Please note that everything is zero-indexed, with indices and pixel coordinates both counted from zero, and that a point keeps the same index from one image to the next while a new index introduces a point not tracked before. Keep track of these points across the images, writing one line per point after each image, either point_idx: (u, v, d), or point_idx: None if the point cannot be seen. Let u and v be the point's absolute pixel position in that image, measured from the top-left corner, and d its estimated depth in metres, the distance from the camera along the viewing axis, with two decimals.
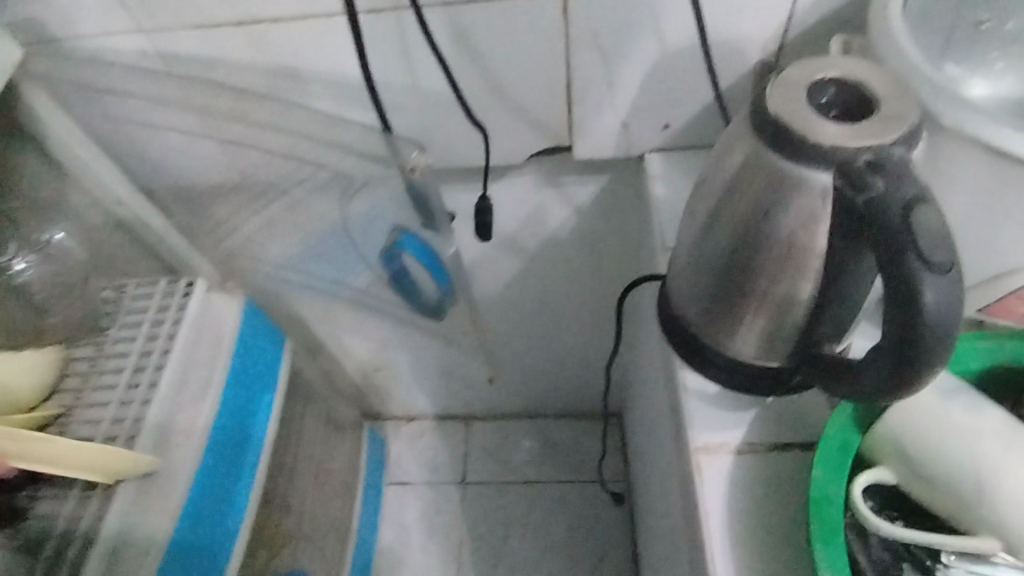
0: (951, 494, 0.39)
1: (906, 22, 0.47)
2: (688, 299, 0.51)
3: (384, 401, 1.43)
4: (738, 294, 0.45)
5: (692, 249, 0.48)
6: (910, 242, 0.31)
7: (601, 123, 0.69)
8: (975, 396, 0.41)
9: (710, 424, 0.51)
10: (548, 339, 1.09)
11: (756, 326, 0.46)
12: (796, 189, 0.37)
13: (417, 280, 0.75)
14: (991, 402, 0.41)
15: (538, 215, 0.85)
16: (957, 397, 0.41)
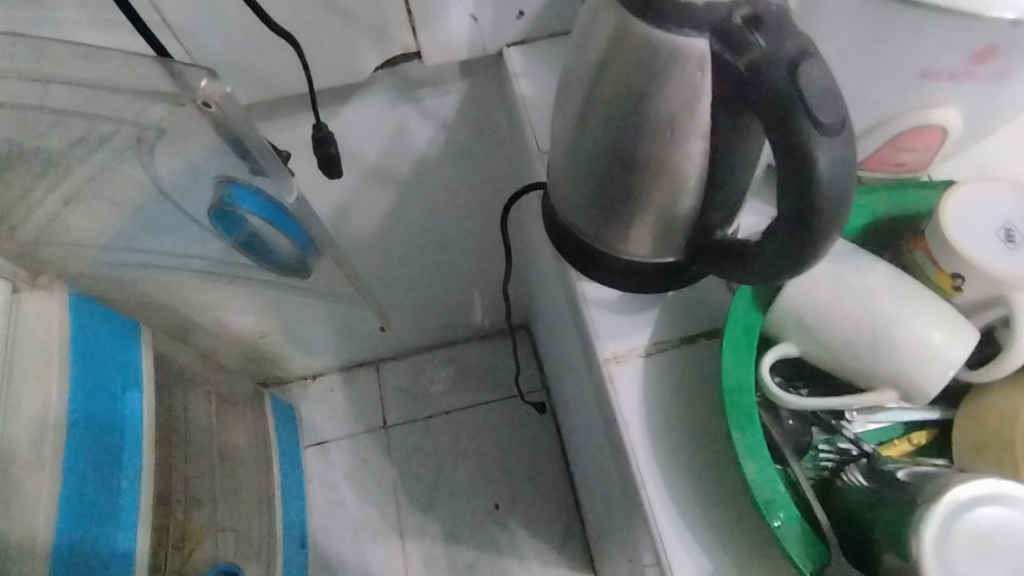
0: (844, 352, 0.39)
1: None
2: (574, 204, 0.47)
3: (281, 364, 1.33)
4: (621, 191, 0.42)
5: (572, 149, 0.43)
6: (798, 105, 0.29)
7: (450, 20, 0.60)
8: (863, 258, 0.40)
9: (614, 330, 0.49)
10: (440, 267, 1.04)
11: (650, 225, 0.43)
12: (673, 62, 0.34)
13: (262, 236, 0.66)
14: (874, 258, 0.41)
15: (401, 137, 0.76)
16: (848, 263, 0.40)
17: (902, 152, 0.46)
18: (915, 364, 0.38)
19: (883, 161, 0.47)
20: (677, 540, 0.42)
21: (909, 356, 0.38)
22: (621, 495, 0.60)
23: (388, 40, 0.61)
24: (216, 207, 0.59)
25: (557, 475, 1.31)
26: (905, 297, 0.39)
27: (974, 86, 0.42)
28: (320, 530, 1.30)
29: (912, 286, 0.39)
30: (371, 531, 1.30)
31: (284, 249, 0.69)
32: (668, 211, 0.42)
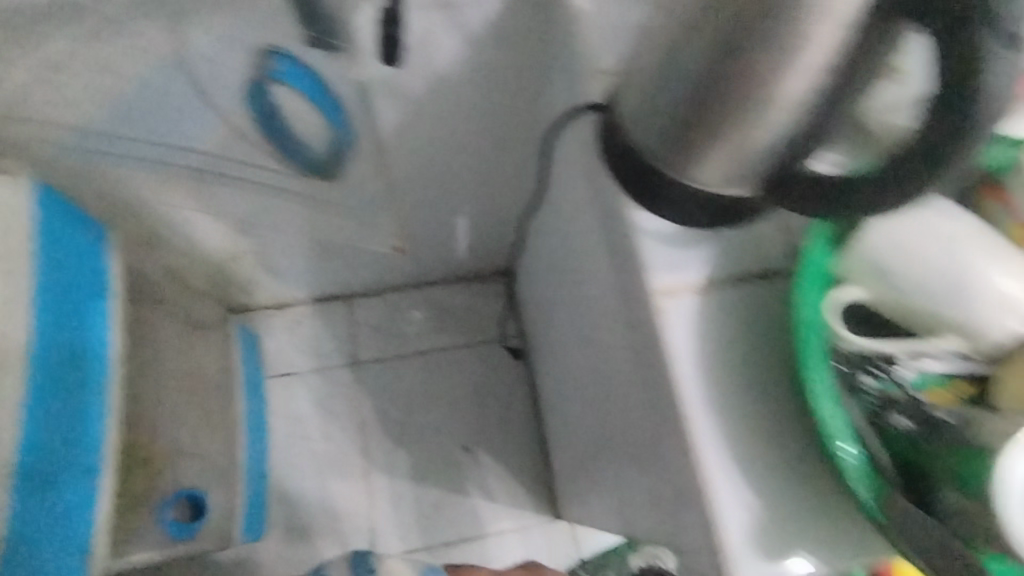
0: (923, 301, 0.39)
1: None
2: (651, 123, 0.44)
3: (250, 291, 1.25)
4: (719, 111, 0.39)
5: (669, 56, 0.40)
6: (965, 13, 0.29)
7: None
8: (954, 211, 0.41)
9: (670, 263, 0.47)
10: (438, 199, 0.99)
11: (737, 151, 0.41)
12: None
13: (293, 113, 0.66)
14: (964, 210, 0.41)
15: (426, 49, 0.70)
16: (940, 212, 0.40)
17: None
18: (994, 318, 0.38)
19: None
20: (725, 476, 0.42)
21: (990, 311, 0.38)
22: (638, 436, 0.60)
23: None
24: (252, 79, 0.61)
25: (527, 423, 1.32)
26: (989, 250, 0.39)
27: None
28: (281, 464, 1.27)
29: (996, 243, 0.39)
30: (335, 468, 1.27)
31: (309, 124, 0.68)
32: (760, 135, 0.39)
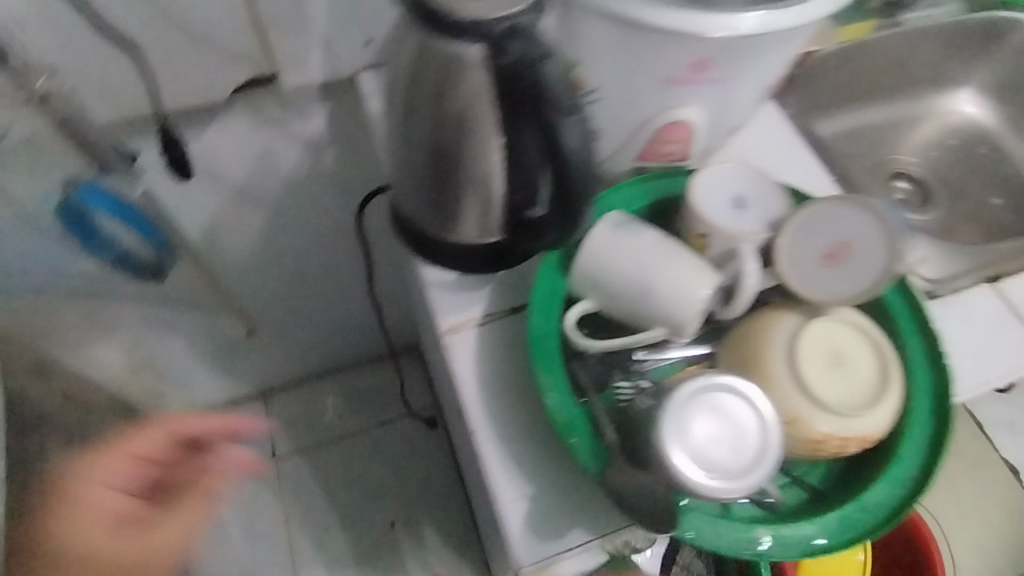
0: (626, 302, 0.49)
1: None
2: (410, 195, 0.53)
3: (158, 402, 1.25)
4: (443, 180, 0.49)
5: (400, 145, 0.50)
6: (542, 96, 0.38)
7: (304, 50, 0.65)
8: (637, 228, 0.50)
9: (454, 305, 0.57)
10: (320, 287, 1.06)
11: (472, 210, 0.51)
12: (456, 69, 0.40)
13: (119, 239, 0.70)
14: (647, 225, 0.51)
15: (270, 158, 0.80)
16: (626, 232, 0.50)
17: (664, 144, 0.54)
18: (679, 306, 0.48)
19: (657, 152, 0.55)
20: (502, 474, 0.50)
21: (671, 302, 0.48)
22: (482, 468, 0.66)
23: (243, 63, 0.64)
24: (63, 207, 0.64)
25: (452, 490, 1.34)
26: (666, 255, 0.49)
27: (701, 88, 0.49)
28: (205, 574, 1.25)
29: (674, 247, 0.50)
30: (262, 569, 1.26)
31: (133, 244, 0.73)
32: (480, 195, 0.49)
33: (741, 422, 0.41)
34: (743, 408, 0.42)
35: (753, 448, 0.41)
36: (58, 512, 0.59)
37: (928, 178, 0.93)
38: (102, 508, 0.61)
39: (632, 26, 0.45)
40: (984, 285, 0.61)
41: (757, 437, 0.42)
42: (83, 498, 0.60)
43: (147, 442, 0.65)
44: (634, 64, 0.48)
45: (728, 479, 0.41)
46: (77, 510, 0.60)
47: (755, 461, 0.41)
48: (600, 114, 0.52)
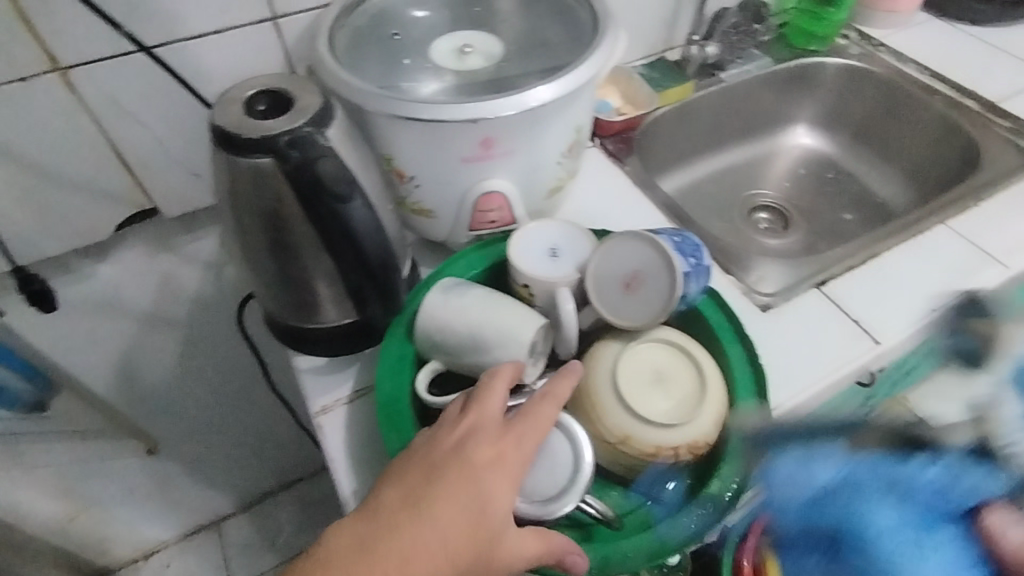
0: (462, 355, 0.54)
1: (346, 47, 0.59)
2: (265, 293, 0.59)
3: (98, 551, 1.20)
4: (285, 274, 0.55)
5: (242, 250, 0.55)
6: (319, 189, 0.44)
7: (177, 182, 0.72)
8: (465, 286, 0.56)
9: (323, 388, 0.61)
10: (247, 401, 1.07)
11: (319, 297, 0.56)
12: (258, 179, 0.47)
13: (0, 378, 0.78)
14: (473, 284, 0.57)
15: (170, 283, 0.85)
16: (456, 292, 0.56)
17: (487, 214, 0.61)
18: (506, 350, 0.53)
19: (486, 221, 0.62)
20: None
21: (500, 349, 0.53)
22: None
23: (122, 201, 0.71)
24: None
25: None
26: (489, 305, 0.54)
27: (498, 162, 0.57)
28: None
29: (500, 298, 0.55)
30: None
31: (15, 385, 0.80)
32: (319, 283, 0.55)
33: (555, 451, 0.48)
34: (557, 434, 0.49)
35: (566, 472, 0.47)
36: (471, 474, 0.44)
37: (785, 206, 1.02)
38: (509, 471, 0.45)
39: (418, 121, 0.53)
40: (812, 289, 0.67)
41: (570, 458, 0.48)
42: (488, 466, 0.44)
43: (540, 421, 0.47)
44: (434, 150, 0.55)
45: (545, 501, 0.47)
46: (475, 484, 0.44)
47: (569, 482, 0.47)
48: (425, 195, 0.60)
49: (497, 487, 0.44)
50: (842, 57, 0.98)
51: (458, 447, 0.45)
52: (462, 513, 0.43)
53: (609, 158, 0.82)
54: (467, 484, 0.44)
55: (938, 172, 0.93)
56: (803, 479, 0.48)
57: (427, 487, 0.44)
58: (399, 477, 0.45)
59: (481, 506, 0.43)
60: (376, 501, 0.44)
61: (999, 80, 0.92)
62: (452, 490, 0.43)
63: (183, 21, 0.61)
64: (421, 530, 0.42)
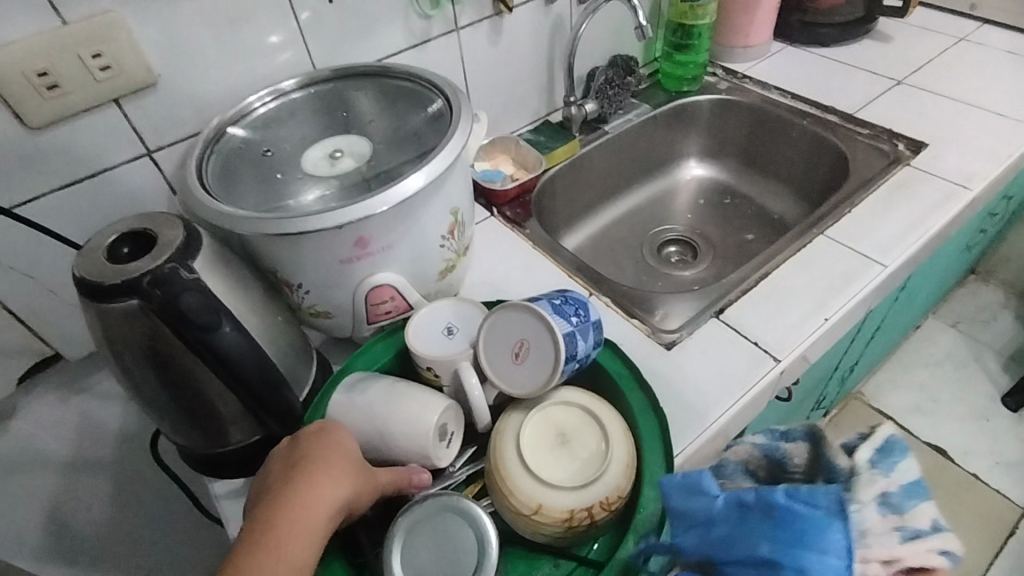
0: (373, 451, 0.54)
1: (216, 173, 0.61)
2: (166, 427, 0.58)
3: None
4: (179, 406, 0.54)
5: (133, 389, 0.55)
6: (186, 320, 0.45)
7: (76, 325, 0.71)
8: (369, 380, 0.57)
9: (241, 512, 0.59)
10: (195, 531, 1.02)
11: (218, 420, 0.56)
12: (129, 320, 0.47)
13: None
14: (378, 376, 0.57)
15: (90, 422, 0.82)
16: (361, 388, 0.56)
17: (381, 306, 0.63)
18: (414, 439, 0.53)
19: (382, 312, 0.64)
20: None
21: (408, 439, 0.53)
22: None
23: (21, 354, 0.69)
24: None
25: None
26: (394, 396, 0.55)
27: (378, 255, 0.59)
28: None
29: (405, 389, 0.55)
30: None
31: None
32: (216, 408, 0.54)
33: (460, 539, 0.48)
34: (458, 521, 0.48)
35: (471, 558, 0.47)
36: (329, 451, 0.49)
37: (693, 237, 1.06)
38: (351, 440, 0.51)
39: (287, 235, 0.54)
40: (712, 318, 0.70)
41: (476, 542, 0.47)
42: (331, 440, 0.50)
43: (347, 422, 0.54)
44: (311, 257, 0.57)
45: None
46: (333, 442, 0.49)
47: (478, 569, 0.46)
48: (316, 299, 0.61)
49: (353, 451, 0.50)
50: (713, 92, 1.06)
51: (297, 444, 0.50)
52: (342, 468, 0.48)
53: (508, 224, 0.85)
54: (334, 455, 0.48)
55: (819, 183, 1.00)
56: (694, 496, 0.45)
57: (301, 471, 0.46)
58: (269, 481, 0.47)
59: (355, 463, 0.49)
60: (261, 508, 0.44)
61: (853, 93, 1.00)
62: (328, 462, 0.47)
63: (53, 174, 0.62)
64: (322, 480, 0.46)
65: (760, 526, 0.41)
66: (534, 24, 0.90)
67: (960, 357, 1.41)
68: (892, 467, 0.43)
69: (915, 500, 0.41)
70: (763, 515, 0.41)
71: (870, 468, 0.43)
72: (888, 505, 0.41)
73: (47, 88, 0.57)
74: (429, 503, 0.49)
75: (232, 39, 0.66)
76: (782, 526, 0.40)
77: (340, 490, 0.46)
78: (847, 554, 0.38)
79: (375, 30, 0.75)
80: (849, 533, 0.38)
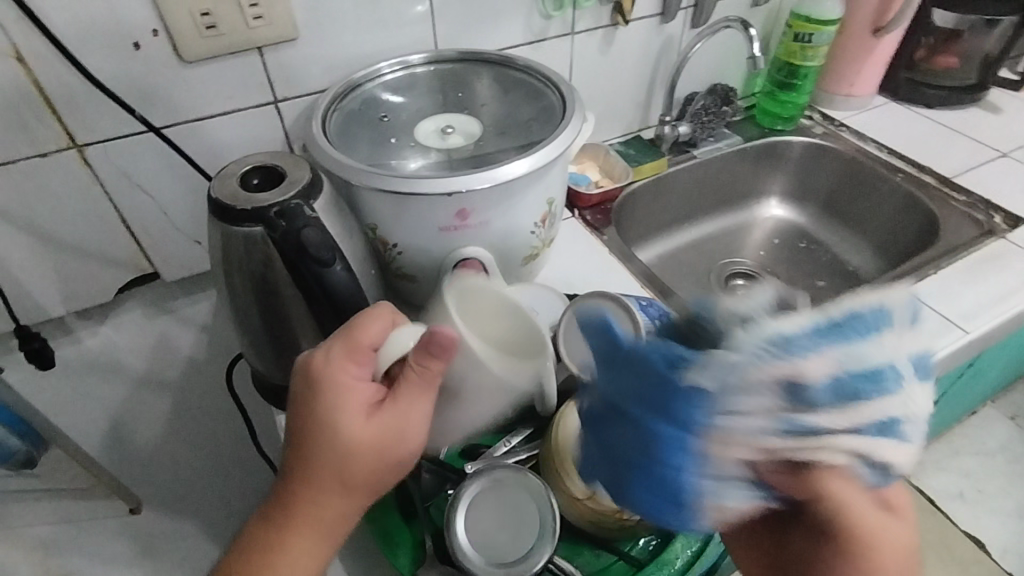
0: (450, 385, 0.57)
1: (337, 129, 0.65)
2: (252, 353, 0.61)
3: None
4: (271, 334, 0.58)
5: (233, 311, 0.59)
6: (304, 254, 0.48)
7: (178, 247, 0.76)
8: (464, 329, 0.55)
9: None
10: (232, 466, 1.07)
11: (302, 355, 0.59)
12: (250, 245, 0.51)
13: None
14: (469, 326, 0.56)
15: (165, 344, 0.87)
16: None
17: None
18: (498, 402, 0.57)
19: None
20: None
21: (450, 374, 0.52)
22: None
23: (126, 266, 0.75)
24: None
25: None
26: None
27: (474, 229, 0.62)
28: None
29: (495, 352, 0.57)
30: None
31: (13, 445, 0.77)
32: (303, 343, 0.58)
33: (525, 514, 0.50)
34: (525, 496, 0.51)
35: (532, 532, 0.49)
36: (326, 416, 0.44)
37: (761, 274, 1.05)
38: (359, 396, 0.45)
39: (398, 194, 0.57)
40: None
41: (538, 522, 0.50)
42: (337, 398, 0.44)
43: (370, 327, 0.46)
44: (414, 219, 0.60)
45: (511, 562, 0.48)
46: (329, 400, 0.44)
47: (535, 545, 0.49)
48: (408, 260, 0.64)
49: (361, 429, 0.44)
50: (807, 136, 1.05)
51: (304, 400, 0.45)
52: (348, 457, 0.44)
53: (587, 227, 0.87)
54: (338, 448, 0.44)
55: (903, 242, 0.98)
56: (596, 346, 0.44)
57: (306, 447, 0.44)
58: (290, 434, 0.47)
59: (357, 417, 0.44)
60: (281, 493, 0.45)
61: (953, 158, 0.98)
62: (330, 455, 0.44)
63: (195, 104, 0.67)
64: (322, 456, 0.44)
65: (617, 387, 0.39)
66: (645, 41, 0.92)
67: (1016, 451, 1.35)
68: (846, 352, 0.35)
69: (864, 387, 0.35)
70: (615, 373, 0.40)
71: (774, 344, 0.35)
72: (796, 390, 0.35)
73: (206, 26, 0.62)
74: (503, 473, 0.52)
75: (372, 9, 0.70)
76: (636, 387, 0.38)
77: (345, 467, 0.44)
78: (687, 421, 0.36)
79: (499, 22, 0.79)
80: (691, 403, 0.36)
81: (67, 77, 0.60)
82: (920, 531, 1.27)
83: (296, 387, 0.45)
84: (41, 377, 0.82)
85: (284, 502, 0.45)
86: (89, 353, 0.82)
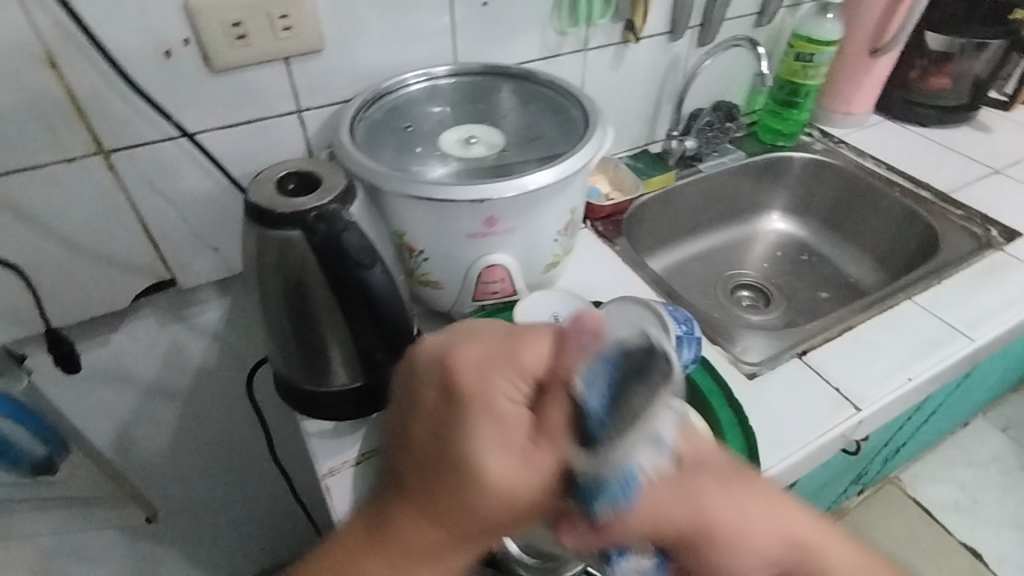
0: None
1: (364, 138, 0.66)
2: (279, 358, 0.62)
3: None
4: (301, 339, 0.58)
5: (263, 317, 0.59)
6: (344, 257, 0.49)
7: (196, 253, 0.76)
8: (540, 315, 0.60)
9: (327, 452, 0.62)
10: (236, 479, 1.06)
11: (330, 360, 0.59)
12: (287, 248, 0.52)
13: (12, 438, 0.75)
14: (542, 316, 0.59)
15: (176, 353, 0.86)
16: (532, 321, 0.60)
17: (491, 285, 0.66)
18: None
19: (489, 291, 0.67)
20: None
21: None
22: None
23: (144, 273, 0.75)
24: None
25: None
26: None
27: (500, 237, 0.63)
28: None
29: None
30: None
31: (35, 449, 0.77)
32: (333, 348, 0.58)
33: None
34: None
35: None
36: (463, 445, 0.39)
37: (766, 285, 1.08)
38: (518, 427, 0.39)
39: (430, 201, 0.58)
40: (794, 358, 0.72)
41: None
42: (484, 424, 0.39)
43: (530, 349, 0.41)
44: (443, 226, 0.61)
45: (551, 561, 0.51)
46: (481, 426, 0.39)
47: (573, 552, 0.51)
48: (434, 267, 0.65)
49: (509, 459, 0.38)
50: (808, 152, 1.09)
51: (443, 410, 0.40)
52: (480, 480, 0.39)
53: (600, 238, 0.88)
54: (472, 476, 0.39)
55: (903, 254, 1.01)
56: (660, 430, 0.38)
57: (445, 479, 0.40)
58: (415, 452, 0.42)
59: (511, 458, 0.38)
60: (399, 481, 0.43)
61: (949, 174, 1.02)
62: (463, 486, 0.39)
63: (221, 113, 0.67)
64: (467, 488, 0.39)
65: None
66: (654, 58, 0.94)
67: (1007, 461, 1.38)
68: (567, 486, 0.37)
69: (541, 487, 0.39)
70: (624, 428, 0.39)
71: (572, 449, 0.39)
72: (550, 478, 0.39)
73: (236, 36, 0.63)
74: None
75: (396, 22, 0.72)
76: None
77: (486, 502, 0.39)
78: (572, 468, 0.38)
79: (516, 37, 0.81)
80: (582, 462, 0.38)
81: (97, 84, 0.61)
82: (918, 541, 1.28)
83: (433, 383, 0.41)
84: (50, 386, 0.80)
85: (397, 503, 0.42)
86: (100, 361, 0.81)
